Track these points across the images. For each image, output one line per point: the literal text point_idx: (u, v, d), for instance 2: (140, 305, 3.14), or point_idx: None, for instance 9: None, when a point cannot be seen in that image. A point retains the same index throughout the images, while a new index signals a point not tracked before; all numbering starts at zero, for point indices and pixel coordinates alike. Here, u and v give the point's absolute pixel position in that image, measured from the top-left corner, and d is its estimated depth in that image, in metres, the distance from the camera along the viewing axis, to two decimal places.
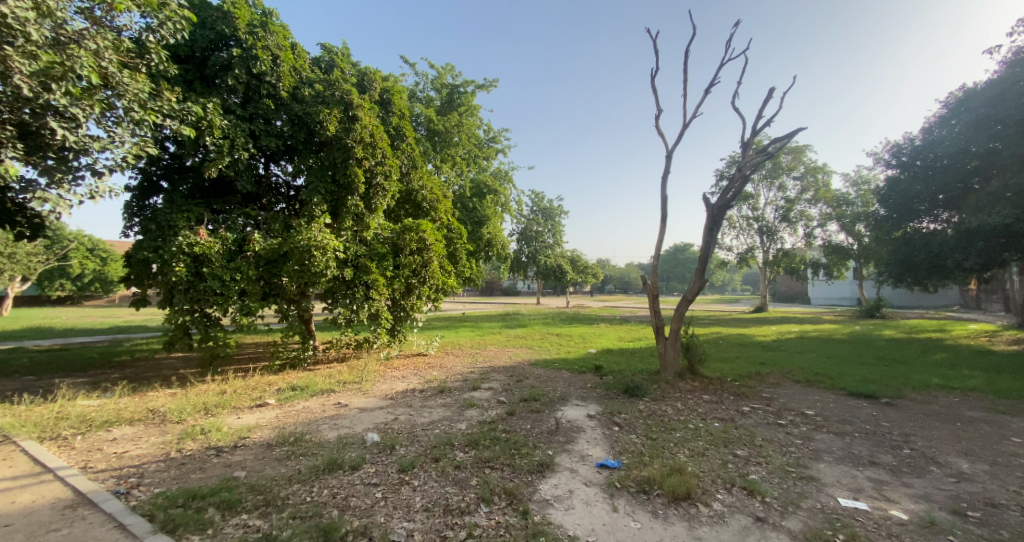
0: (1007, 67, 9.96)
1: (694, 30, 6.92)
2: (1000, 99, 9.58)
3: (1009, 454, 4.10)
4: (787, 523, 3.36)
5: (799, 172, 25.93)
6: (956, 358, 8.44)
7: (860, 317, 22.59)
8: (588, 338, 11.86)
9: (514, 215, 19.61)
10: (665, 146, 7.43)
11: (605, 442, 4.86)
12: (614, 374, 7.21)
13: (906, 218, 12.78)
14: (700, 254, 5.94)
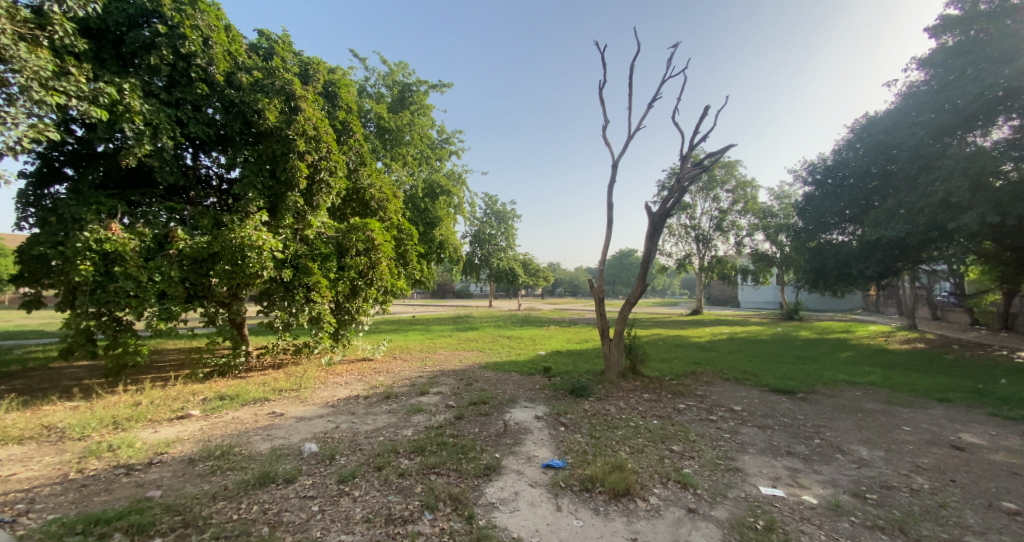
0: (901, 99, 11.41)
1: (638, 46, 7.25)
2: (896, 128, 10.92)
3: (901, 441, 4.65)
4: (715, 513, 3.59)
5: (731, 186, 28.10)
6: (861, 356, 9.49)
7: (782, 319, 24.81)
8: (538, 340, 12.05)
9: (465, 217, 19.58)
10: (612, 155, 7.72)
11: (551, 442, 4.95)
12: (562, 375, 7.35)
13: (819, 231, 14.22)
14: (643, 260, 6.22)
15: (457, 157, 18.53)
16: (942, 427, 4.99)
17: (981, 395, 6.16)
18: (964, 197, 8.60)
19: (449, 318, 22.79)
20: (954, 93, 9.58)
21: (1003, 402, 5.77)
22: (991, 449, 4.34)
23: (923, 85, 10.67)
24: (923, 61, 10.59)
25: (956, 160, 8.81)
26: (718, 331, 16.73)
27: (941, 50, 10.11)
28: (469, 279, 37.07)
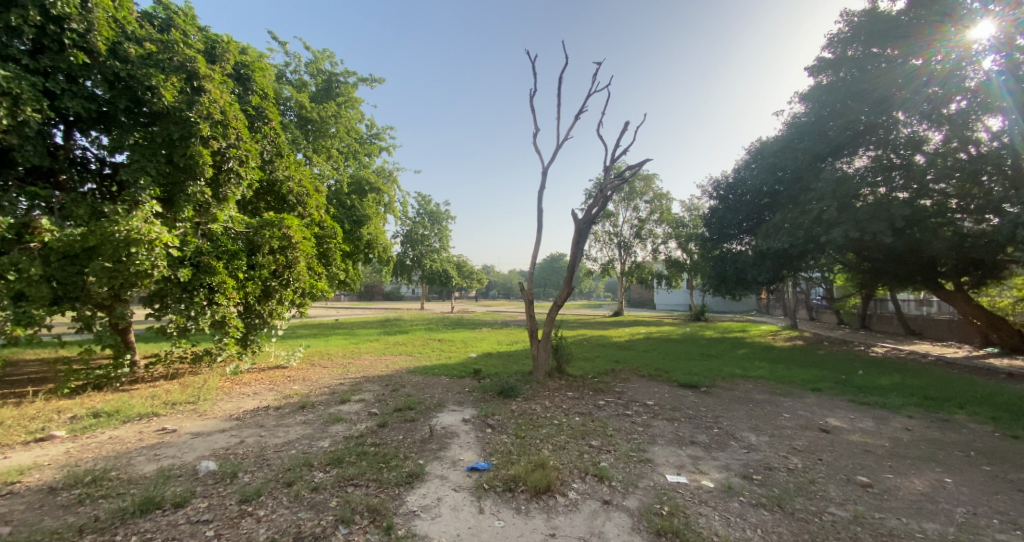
0: (785, 127, 13.15)
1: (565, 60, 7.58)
2: (781, 151, 12.57)
3: (782, 426, 5.32)
4: (627, 502, 3.83)
5: (649, 197, 30.51)
6: (755, 353, 10.73)
7: (690, 319, 27.44)
8: (469, 343, 12.04)
9: (396, 217, 19.10)
10: (541, 161, 7.97)
11: (477, 445, 4.95)
12: (491, 377, 7.40)
13: (725, 240, 15.84)
14: (569, 264, 6.47)
15: (387, 154, 17.97)
16: (813, 413, 5.79)
17: (843, 384, 7.28)
18: (836, 215, 10.11)
19: (375, 322, 22.07)
20: (827, 125, 11.27)
21: (858, 389, 6.86)
22: (849, 431, 5.12)
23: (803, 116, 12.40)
24: (803, 96, 12.29)
25: (831, 183, 10.32)
26: (640, 331, 17.95)
27: (817, 87, 11.80)
28: (400, 281, 36.03)
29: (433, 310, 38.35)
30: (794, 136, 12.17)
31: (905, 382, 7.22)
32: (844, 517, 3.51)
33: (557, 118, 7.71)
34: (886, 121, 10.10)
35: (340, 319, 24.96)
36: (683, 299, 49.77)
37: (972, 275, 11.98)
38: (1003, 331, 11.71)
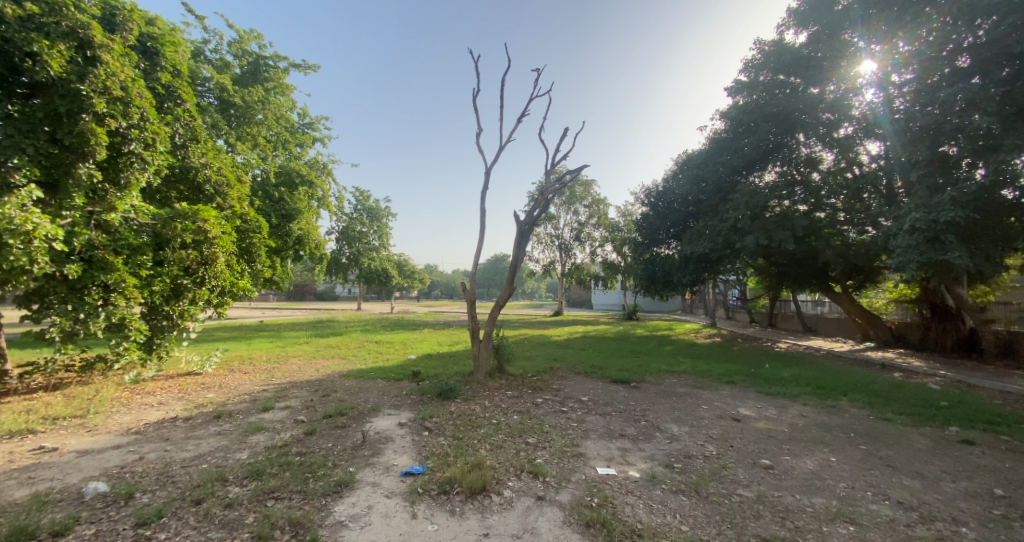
0: (707, 142, 14.40)
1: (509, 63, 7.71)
2: (704, 164, 13.64)
3: (700, 417, 5.77)
4: (560, 497, 3.94)
5: (588, 202, 31.90)
6: (681, 349, 11.55)
7: (624, 319, 29.00)
8: (408, 344, 11.77)
9: (331, 213, 18.26)
10: (485, 162, 7.99)
11: (413, 449, 4.83)
12: (430, 378, 7.28)
13: (658, 245, 16.87)
14: (511, 264, 6.52)
15: (322, 145, 17.09)
16: (727, 404, 6.35)
17: (753, 376, 8.06)
18: (751, 223, 11.18)
19: (306, 323, 20.82)
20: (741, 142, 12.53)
21: (765, 381, 7.64)
22: (757, 419, 5.67)
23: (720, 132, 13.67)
24: (723, 114, 13.40)
25: (747, 195, 11.39)
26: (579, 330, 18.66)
27: (734, 106, 12.92)
28: (334, 279, 34.34)
29: (371, 310, 38.68)
30: (714, 150, 13.32)
31: (803, 374, 8.16)
32: (749, 497, 3.88)
33: (500, 120, 7.78)
34: (791, 142, 11.80)
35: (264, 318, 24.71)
36: (618, 299, 52.64)
37: (857, 279, 13.85)
38: (879, 327, 13.54)
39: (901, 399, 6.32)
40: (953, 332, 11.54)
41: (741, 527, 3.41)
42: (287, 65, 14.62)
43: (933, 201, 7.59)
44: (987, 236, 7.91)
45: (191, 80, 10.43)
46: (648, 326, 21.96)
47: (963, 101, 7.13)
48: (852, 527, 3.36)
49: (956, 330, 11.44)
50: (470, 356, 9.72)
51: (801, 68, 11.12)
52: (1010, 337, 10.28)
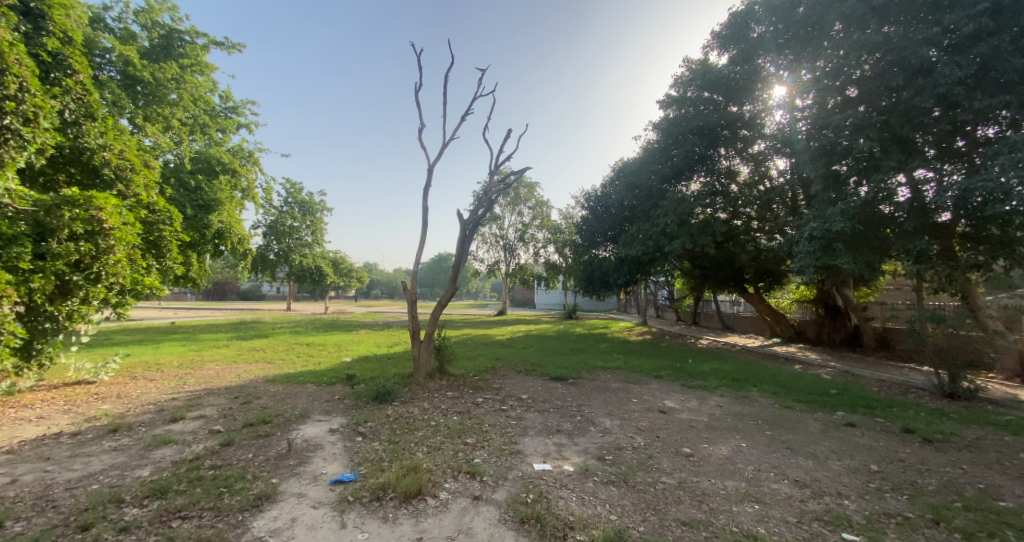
0: (640, 151, 15.29)
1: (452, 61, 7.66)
2: (639, 172, 14.43)
3: (631, 410, 6.09)
4: (496, 495, 3.95)
5: (532, 203, 32.70)
6: (617, 347, 12.14)
7: (565, 318, 29.96)
8: (343, 346, 11.25)
9: (257, 205, 17.06)
10: (427, 158, 7.84)
11: (344, 455, 4.61)
12: (365, 381, 7.01)
13: (595, 247, 17.71)
14: (455, 263, 6.44)
15: (247, 132, 15.84)
16: (655, 397, 6.76)
17: (679, 371, 8.66)
18: (677, 229, 12.05)
19: (225, 324, 19.15)
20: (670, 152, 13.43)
21: (689, 375, 8.24)
22: (680, 410, 6.10)
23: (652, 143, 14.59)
24: (656, 125, 14.24)
25: (674, 202, 12.23)
26: (521, 329, 18.91)
27: (665, 119, 13.76)
28: (261, 278, 31.94)
29: (303, 310, 37.03)
30: (646, 158, 14.17)
31: (722, 368, 8.91)
32: (672, 484, 4.15)
33: (443, 117, 7.67)
34: (713, 155, 12.94)
35: (178, 319, 23.64)
36: (560, 299, 54.38)
37: (768, 282, 15.44)
38: (784, 324, 15.22)
39: (801, 389, 7.11)
40: (842, 328, 13.26)
41: (664, 513, 3.64)
42: (207, 42, 13.36)
43: (826, 213, 8.63)
44: (870, 246, 9.12)
45: (88, 50, 9.23)
46: (587, 325, 22.80)
47: (852, 125, 8.22)
48: (757, 506, 3.71)
49: (844, 326, 13.18)
50: (409, 357, 9.48)
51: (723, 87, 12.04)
52: (884, 332, 11.97)
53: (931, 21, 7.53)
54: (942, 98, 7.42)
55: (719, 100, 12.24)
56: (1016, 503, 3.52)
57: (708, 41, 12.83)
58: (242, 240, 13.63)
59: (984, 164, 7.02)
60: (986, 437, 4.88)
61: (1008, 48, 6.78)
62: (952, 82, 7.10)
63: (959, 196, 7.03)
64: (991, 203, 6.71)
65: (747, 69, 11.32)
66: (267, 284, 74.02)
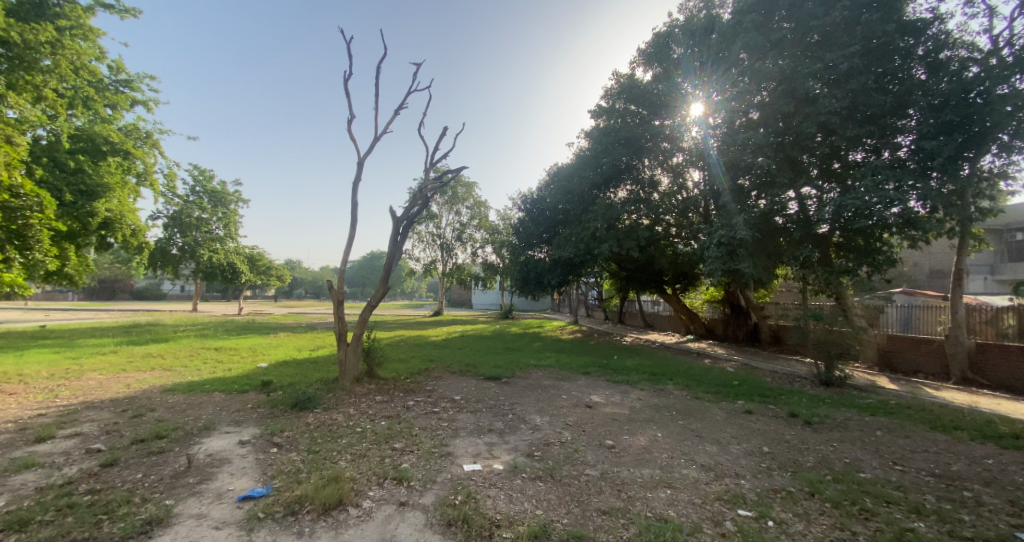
0: (574, 156, 15.90)
1: (385, 52, 7.39)
2: (573, 177, 14.97)
3: (560, 406, 6.30)
4: (423, 500, 3.86)
5: (470, 203, 32.74)
6: (550, 345, 12.49)
7: (501, 318, 30.31)
8: (259, 350, 10.40)
9: (157, 193, 15.27)
10: (357, 151, 7.44)
11: (256, 469, 4.24)
12: (283, 388, 6.53)
13: (531, 248, 18.16)
14: (387, 262, 6.21)
15: (144, 109, 14.08)
16: (583, 392, 7.06)
17: (606, 367, 9.12)
18: (605, 233, 12.72)
19: (114, 327, 16.85)
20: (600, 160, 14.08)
21: (615, 371, 8.71)
22: (605, 404, 6.43)
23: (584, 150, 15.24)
24: (588, 133, 14.84)
25: (603, 208, 12.88)
26: (458, 330, 18.74)
27: (596, 128, 14.38)
28: (162, 275, 28.56)
29: (212, 311, 33.63)
30: (578, 165, 14.80)
31: (645, 363, 9.53)
32: (595, 476, 4.35)
33: (376, 109, 7.38)
34: (638, 165, 13.79)
35: (47, 319, 21.48)
36: (496, 298, 55.45)
37: (684, 284, 16.72)
38: (697, 323, 16.67)
39: (709, 381, 7.83)
40: (744, 326, 14.63)
41: (586, 503, 3.80)
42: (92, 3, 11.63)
43: (730, 223, 9.59)
44: (766, 252, 10.28)
45: None
46: (521, 324, 23.20)
47: (753, 145, 9.20)
48: (669, 491, 4.00)
49: (745, 324, 14.58)
50: (336, 360, 9.00)
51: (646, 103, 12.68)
52: (778, 329, 13.65)
53: (816, 57, 8.70)
54: (823, 125, 8.63)
55: (643, 114, 12.91)
56: (872, 473, 4.16)
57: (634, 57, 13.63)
58: (135, 232, 12.29)
59: (852, 184, 8.29)
60: (852, 418, 5.72)
61: (871, 87, 8.08)
62: (830, 112, 8.29)
63: (834, 210, 8.23)
64: (857, 217, 7.96)
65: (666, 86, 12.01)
66: (170, 283, 65.98)
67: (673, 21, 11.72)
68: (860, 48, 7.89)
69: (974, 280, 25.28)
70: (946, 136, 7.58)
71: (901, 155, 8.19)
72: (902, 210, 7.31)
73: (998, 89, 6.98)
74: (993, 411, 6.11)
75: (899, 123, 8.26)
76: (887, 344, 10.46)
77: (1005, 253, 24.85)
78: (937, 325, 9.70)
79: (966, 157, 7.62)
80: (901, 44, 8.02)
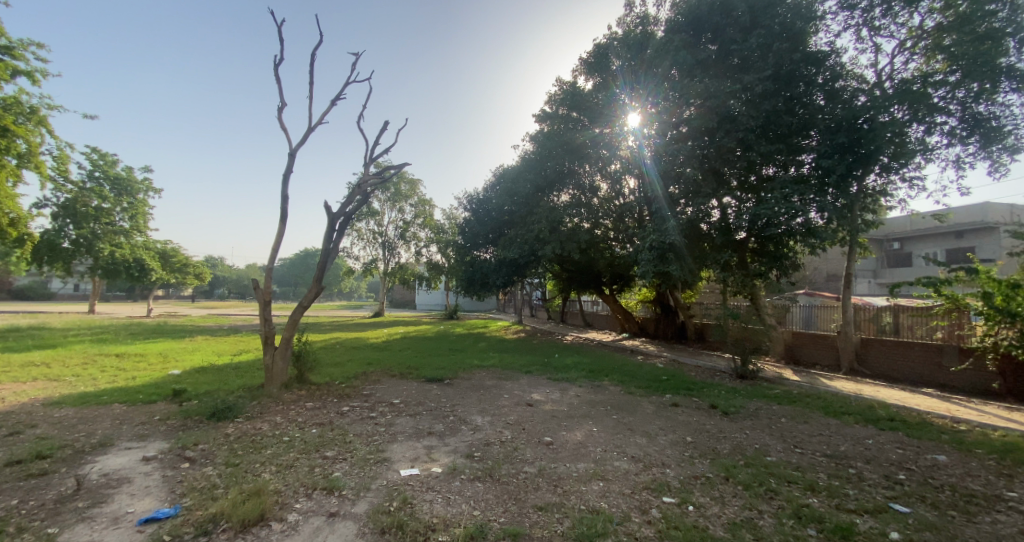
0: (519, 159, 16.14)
1: (320, 39, 7.03)
2: (519, 179, 15.20)
3: (501, 406, 6.35)
4: (355, 509, 3.68)
5: (414, 201, 32.07)
6: (494, 345, 12.56)
7: (446, 319, 29.99)
8: (169, 356, 9.43)
9: (42, 179, 13.34)
10: (289, 142, 6.99)
11: (163, 487, 3.81)
12: (198, 397, 5.98)
13: (477, 248, 18.22)
14: (321, 260, 5.88)
15: (28, 81, 12.25)
16: (524, 391, 7.16)
17: (547, 366, 9.34)
18: (548, 236, 13.05)
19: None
20: (544, 165, 14.39)
21: (555, 369, 8.94)
22: (545, 402, 6.57)
23: (529, 153, 15.50)
24: (533, 137, 15.10)
25: (546, 211, 13.20)
26: (402, 330, 18.26)
27: (540, 132, 14.66)
28: (50, 271, 24.94)
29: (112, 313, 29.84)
30: (524, 168, 15.05)
31: (585, 361, 9.89)
32: (533, 473, 4.42)
33: (310, 98, 6.98)
34: (580, 171, 14.28)
35: None
36: (441, 299, 55.09)
37: (620, 284, 17.64)
38: (631, 322, 17.63)
39: (641, 377, 8.28)
40: (672, 324, 15.83)
41: (523, 501, 3.85)
42: None
43: (661, 229, 10.23)
44: (694, 256, 11.08)
45: None
46: (467, 325, 23.12)
47: (682, 156, 9.89)
48: (601, 483, 4.17)
49: (673, 322, 15.77)
50: (262, 365, 8.41)
51: (587, 112, 13.09)
52: (702, 327, 14.81)
53: (737, 78, 9.55)
54: (741, 141, 9.48)
55: (585, 122, 13.34)
56: (777, 456, 4.62)
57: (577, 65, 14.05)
58: (14, 220, 10.74)
59: (765, 195, 9.17)
60: (762, 407, 6.33)
61: (780, 110, 8.99)
62: (747, 129, 9.14)
63: (749, 219, 9.04)
64: (768, 226, 8.82)
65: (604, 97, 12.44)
66: (65, 281, 57.78)
67: (613, 34, 12.20)
68: (771, 73, 8.78)
69: (860, 283, 29.11)
70: (840, 156, 8.64)
71: (804, 171, 9.28)
72: (803, 220, 8.22)
73: (880, 117, 8.12)
74: (874, 397, 7.06)
75: (803, 143, 9.32)
76: (791, 339, 11.72)
77: (884, 259, 28.84)
78: (831, 322, 11.06)
79: (855, 176, 8.68)
80: (805, 72, 9.04)
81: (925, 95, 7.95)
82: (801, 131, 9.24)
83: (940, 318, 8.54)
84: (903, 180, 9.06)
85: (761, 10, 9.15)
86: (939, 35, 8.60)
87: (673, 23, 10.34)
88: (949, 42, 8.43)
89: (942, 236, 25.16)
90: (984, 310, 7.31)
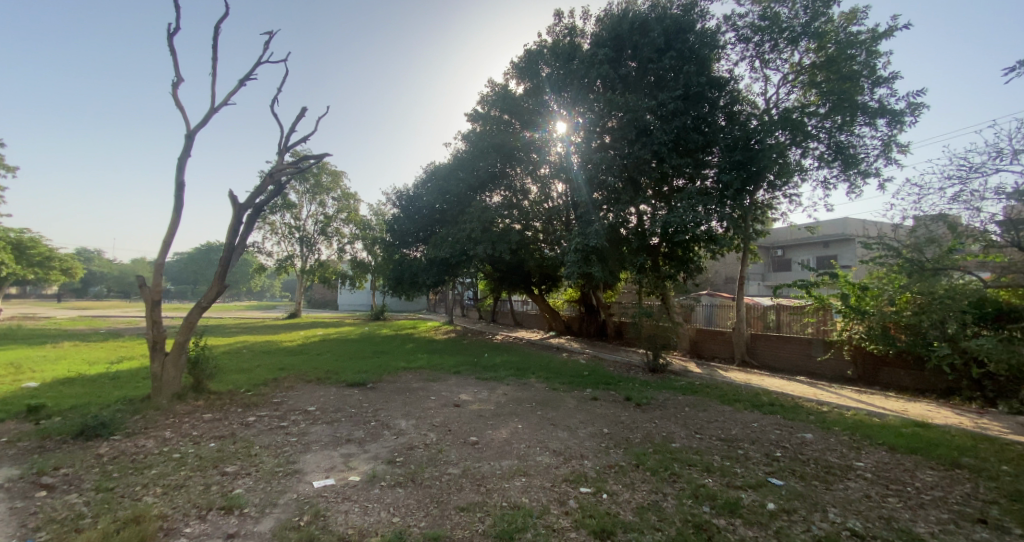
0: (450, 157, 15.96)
1: (226, 11, 6.39)
2: (451, 177, 15.01)
3: (426, 408, 6.24)
4: (259, 527, 3.36)
5: (337, 195, 30.34)
6: (421, 346, 12.27)
7: (373, 319, 28.78)
8: (21, 367, 7.90)
9: None
10: (185, 122, 6.23)
11: (8, 521, 3.18)
12: (62, 414, 5.09)
13: (407, 247, 17.75)
14: (224, 255, 5.32)
15: None
16: (451, 392, 7.10)
17: (475, 365, 9.36)
18: (479, 235, 13.08)
19: None
20: (475, 164, 14.36)
21: (483, 368, 8.99)
22: (472, 402, 6.58)
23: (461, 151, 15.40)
24: (465, 136, 15.01)
25: (478, 211, 13.25)
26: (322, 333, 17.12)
27: (473, 132, 14.61)
28: None
29: None
30: (455, 167, 14.89)
31: (513, 360, 10.06)
32: (457, 474, 4.39)
33: (212, 76, 6.31)
34: (512, 172, 14.52)
35: None
36: (366, 299, 52.86)
37: (549, 284, 18.21)
38: (558, 320, 18.30)
39: (565, 373, 8.63)
40: (595, 322, 16.70)
41: (445, 503, 3.81)
42: None
43: (586, 232, 10.74)
44: (615, 258, 11.79)
45: None
46: (397, 326, 22.39)
47: (605, 163, 10.47)
48: (524, 479, 4.27)
49: (596, 321, 16.64)
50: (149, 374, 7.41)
51: (518, 115, 13.29)
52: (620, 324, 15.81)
53: (654, 94, 10.33)
54: (656, 153, 10.27)
55: (517, 126, 13.55)
56: (680, 442, 5.07)
57: (510, 69, 14.22)
58: None
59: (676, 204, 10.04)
60: (669, 398, 6.92)
61: (688, 127, 9.87)
62: (661, 143, 9.93)
63: (662, 225, 9.83)
64: (677, 232, 9.67)
65: (535, 102, 12.73)
66: None
67: (542, 42, 12.51)
68: (681, 93, 9.64)
69: (752, 285, 33.12)
70: (736, 172, 9.75)
71: (708, 183, 10.32)
72: (706, 228, 9.12)
73: (767, 139, 9.30)
74: (760, 385, 8.04)
75: (706, 158, 10.36)
76: (695, 335, 12.95)
77: (771, 264, 33.13)
78: (728, 320, 12.42)
79: (748, 190, 9.86)
80: (710, 95, 10.05)
81: (801, 123, 9.24)
82: (705, 148, 10.21)
83: (811, 315, 10.05)
84: (785, 196, 10.46)
85: (673, 34, 10.05)
86: (812, 73, 10.06)
87: (598, 38, 10.66)
88: (820, 79, 9.89)
89: (813, 245, 29.52)
90: (842, 309, 8.78)
